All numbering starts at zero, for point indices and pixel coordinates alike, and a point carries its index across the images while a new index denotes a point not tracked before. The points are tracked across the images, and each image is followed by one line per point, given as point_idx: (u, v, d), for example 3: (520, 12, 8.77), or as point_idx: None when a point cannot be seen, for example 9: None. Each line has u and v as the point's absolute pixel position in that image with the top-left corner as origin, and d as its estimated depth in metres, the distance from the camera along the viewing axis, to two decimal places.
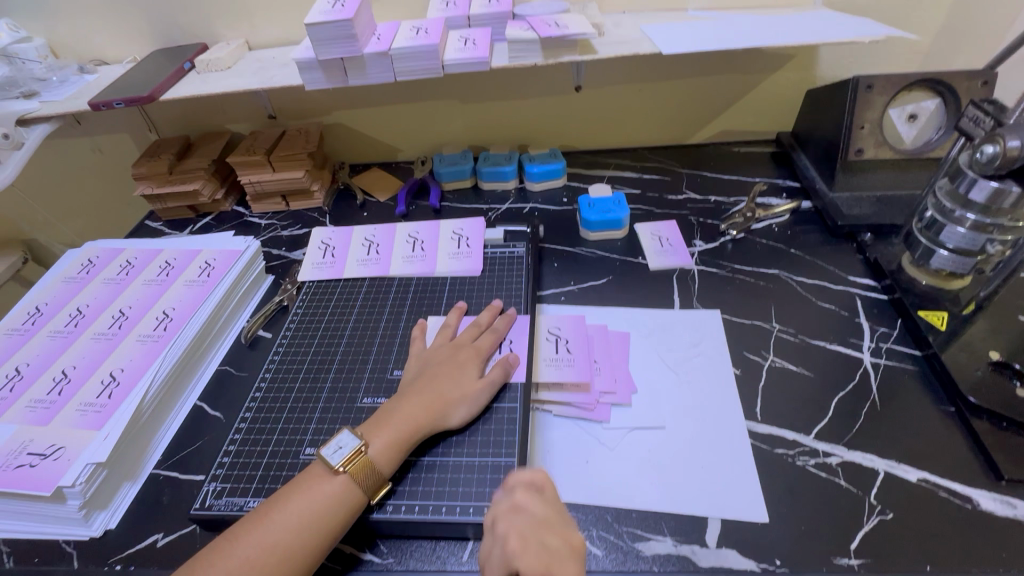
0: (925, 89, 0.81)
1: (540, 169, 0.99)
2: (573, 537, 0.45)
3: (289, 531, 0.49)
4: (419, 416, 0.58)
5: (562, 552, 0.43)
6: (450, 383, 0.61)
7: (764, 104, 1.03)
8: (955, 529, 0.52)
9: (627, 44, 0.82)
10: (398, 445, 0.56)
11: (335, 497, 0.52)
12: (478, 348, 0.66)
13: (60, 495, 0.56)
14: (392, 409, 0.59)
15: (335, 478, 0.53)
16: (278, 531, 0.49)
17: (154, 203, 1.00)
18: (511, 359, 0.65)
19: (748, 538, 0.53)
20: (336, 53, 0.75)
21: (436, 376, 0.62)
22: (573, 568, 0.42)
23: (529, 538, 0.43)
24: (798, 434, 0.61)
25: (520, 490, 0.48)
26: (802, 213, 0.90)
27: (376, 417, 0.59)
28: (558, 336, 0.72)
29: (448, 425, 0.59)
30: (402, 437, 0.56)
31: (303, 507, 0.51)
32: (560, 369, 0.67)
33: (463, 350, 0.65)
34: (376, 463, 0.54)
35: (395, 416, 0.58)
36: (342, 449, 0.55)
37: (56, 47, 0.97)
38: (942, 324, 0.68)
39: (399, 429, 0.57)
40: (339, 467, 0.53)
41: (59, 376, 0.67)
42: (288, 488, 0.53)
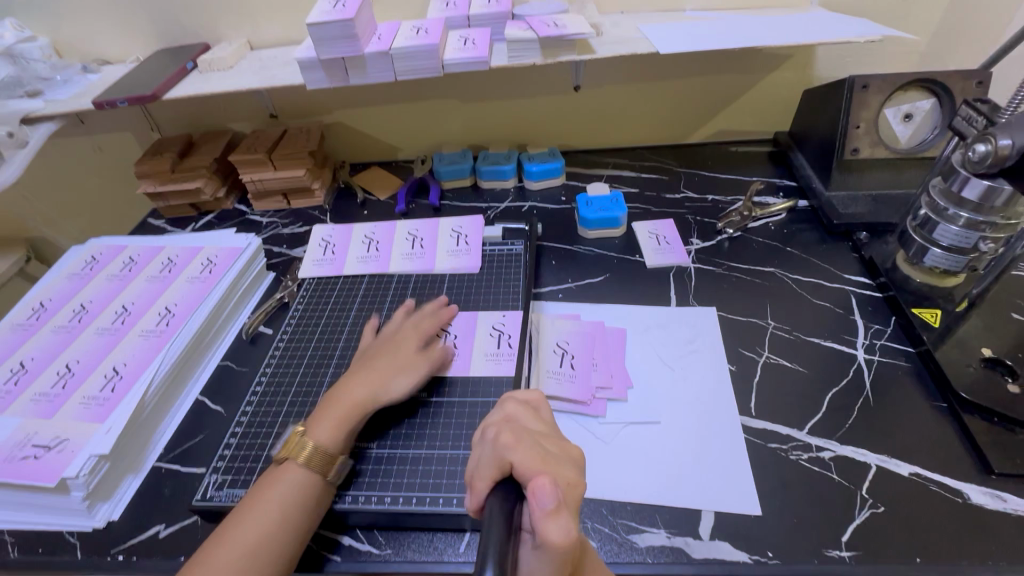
0: (920, 89, 0.82)
1: (539, 168, 1.00)
2: (570, 449, 0.42)
3: (261, 522, 0.50)
4: (358, 393, 0.60)
5: (558, 455, 0.40)
6: (386, 362, 0.63)
7: (762, 103, 1.04)
8: (946, 522, 0.53)
9: (625, 43, 0.83)
10: (341, 425, 0.58)
11: (297, 483, 0.53)
12: (414, 330, 0.68)
13: (64, 486, 0.57)
14: (334, 392, 0.61)
15: (285, 467, 0.55)
16: (249, 523, 0.50)
17: (157, 201, 1.01)
18: (445, 346, 0.68)
19: (741, 530, 0.54)
20: (336, 53, 0.76)
21: (371, 356, 0.64)
22: (570, 468, 0.39)
23: (524, 436, 0.41)
24: (791, 429, 0.61)
25: (513, 405, 0.46)
26: (798, 212, 0.91)
27: (322, 403, 0.60)
28: (565, 350, 0.70)
29: (388, 399, 0.61)
30: (342, 416, 0.58)
31: (268, 499, 0.52)
32: (561, 382, 0.66)
33: (398, 334, 0.68)
34: None
35: (332, 399, 0.60)
36: (285, 439, 0.56)
37: (60, 47, 0.98)
38: (936, 321, 0.69)
39: (339, 408, 0.59)
40: (282, 456, 0.55)
41: (63, 371, 0.68)
42: (256, 487, 0.54)
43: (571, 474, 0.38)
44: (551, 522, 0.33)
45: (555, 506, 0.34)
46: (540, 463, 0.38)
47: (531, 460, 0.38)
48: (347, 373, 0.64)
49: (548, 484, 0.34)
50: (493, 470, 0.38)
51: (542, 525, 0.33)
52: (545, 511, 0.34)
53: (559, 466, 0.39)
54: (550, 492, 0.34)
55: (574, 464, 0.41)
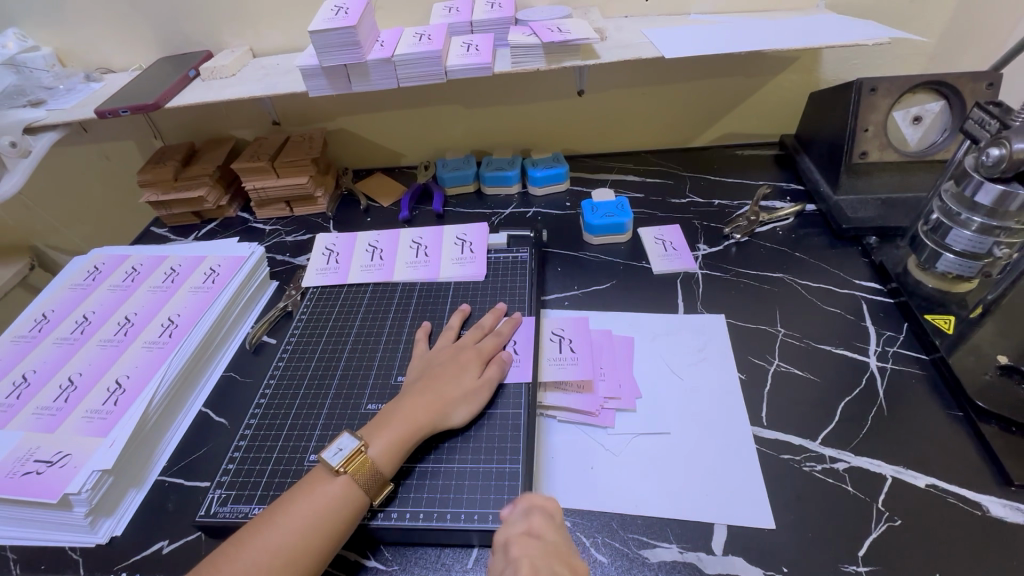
0: (929, 92, 0.81)
1: (543, 173, 0.99)
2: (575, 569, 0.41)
3: (294, 534, 0.49)
4: (420, 415, 0.58)
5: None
6: (450, 383, 0.61)
7: (768, 106, 1.03)
8: (965, 535, 0.52)
9: (629, 48, 0.82)
10: (399, 447, 0.56)
11: (337, 499, 0.52)
12: (480, 350, 0.66)
13: (66, 503, 0.57)
14: (393, 409, 0.59)
15: (335, 479, 0.53)
16: (283, 534, 0.49)
17: (159, 209, 1.00)
18: (507, 356, 0.66)
19: (754, 545, 0.52)
20: (339, 60, 0.76)
21: (438, 376, 0.62)
22: None
23: (540, 563, 0.45)
24: (804, 440, 0.60)
25: (537, 516, 0.49)
26: (806, 217, 0.90)
27: (378, 418, 0.59)
28: (562, 336, 0.72)
29: (448, 424, 0.60)
30: (401, 438, 0.57)
31: (306, 511, 0.51)
32: (562, 368, 0.67)
33: (465, 352, 0.66)
34: (377, 464, 0.54)
35: (396, 417, 0.58)
36: (343, 450, 0.55)
37: (63, 56, 0.98)
38: (950, 328, 0.68)
39: (400, 428, 0.57)
40: (340, 468, 0.53)
41: (65, 383, 0.68)
42: (289, 493, 0.53)
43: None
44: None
45: None
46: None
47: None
48: (412, 388, 0.62)
49: None
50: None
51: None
52: None
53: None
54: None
55: None
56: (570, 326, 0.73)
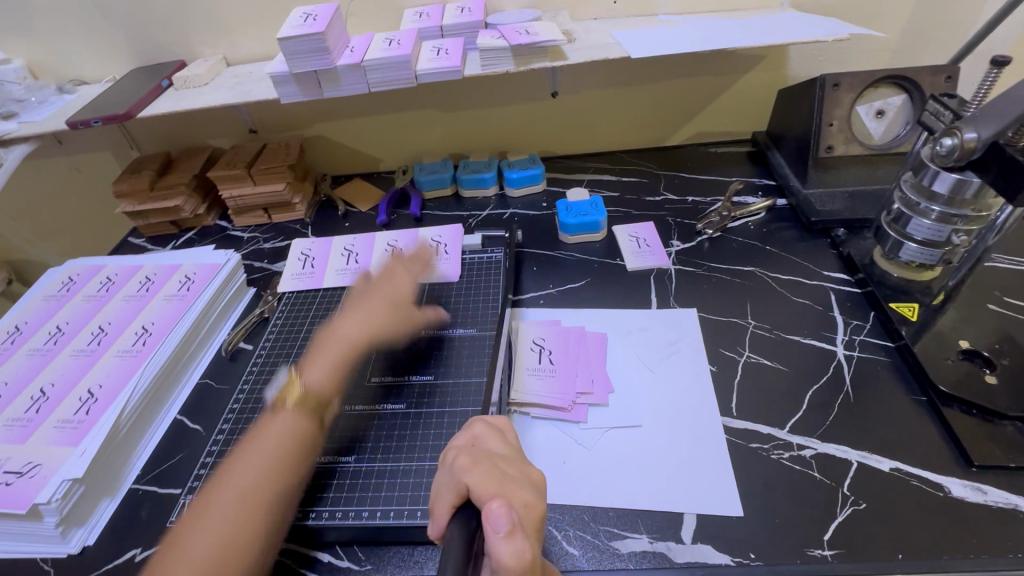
0: (890, 86, 0.83)
1: (518, 175, 1.00)
2: (531, 472, 0.41)
3: (250, 475, 0.53)
4: (353, 333, 0.67)
5: (517, 477, 0.39)
6: (360, 317, 0.69)
7: (739, 104, 1.05)
8: (927, 516, 0.53)
9: (598, 49, 0.83)
10: (339, 363, 0.64)
11: (283, 432, 0.56)
12: (393, 291, 0.73)
13: (37, 513, 0.56)
14: (320, 345, 0.66)
15: (284, 405, 0.59)
16: (243, 476, 0.52)
17: (136, 219, 1.00)
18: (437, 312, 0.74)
19: (723, 532, 0.53)
20: (308, 67, 0.76)
21: (364, 303, 0.71)
22: (528, 490, 0.38)
23: (481, 458, 0.39)
24: (773, 429, 0.61)
25: (481, 426, 0.46)
26: (777, 211, 0.92)
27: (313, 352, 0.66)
28: (542, 346, 0.71)
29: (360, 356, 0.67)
30: (336, 363, 0.64)
31: (260, 447, 0.55)
32: (542, 379, 0.67)
33: (388, 276, 0.75)
34: (314, 387, 0.61)
35: (326, 344, 0.66)
36: (282, 387, 0.61)
37: (35, 69, 0.98)
38: (914, 315, 0.69)
39: (333, 353, 0.65)
40: (282, 402, 0.59)
41: (37, 395, 0.67)
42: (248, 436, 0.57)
43: (529, 495, 0.37)
44: (506, 544, 0.32)
45: (509, 527, 0.33)
46: (496, 486, 0.36)
47: (486, 482, 0.36)
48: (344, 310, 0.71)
49: (501, 507, 0.34)
50: (451, 495, 0.37)
51: (497, 548, 0.32)
52: (500, 532, 0.33)
53: (517, 486, 0.38)
54: (504, 515, 0.33)
55: (534, 487, 0.39)
56: (551, 335, 0.73)
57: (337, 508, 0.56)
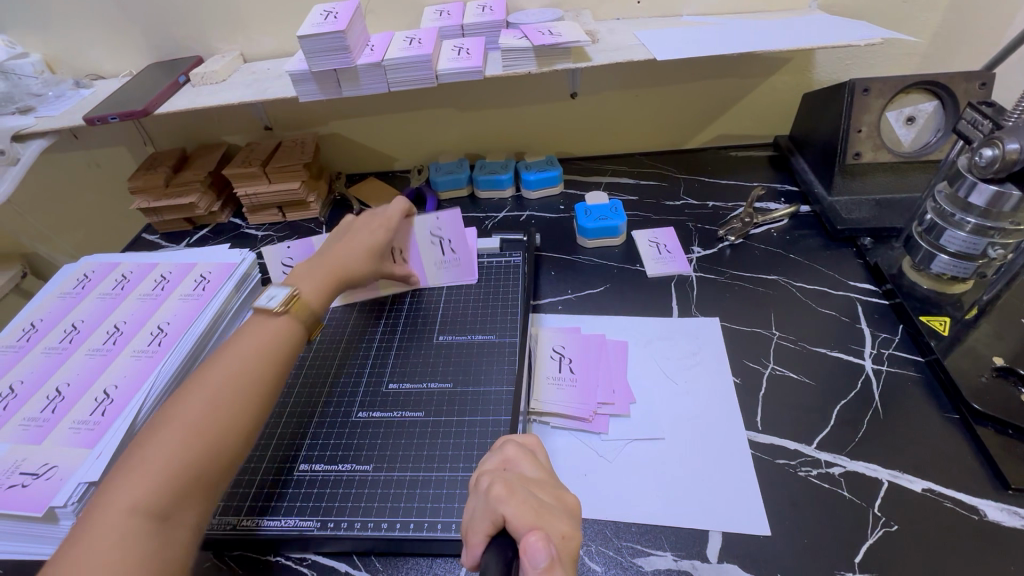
0: (922, 92, 0.81)
1: (536, 176, 0.99)
2: (566, 498, 0.41)
3: (212, 394, 0.52)
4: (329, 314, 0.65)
5: (553, 507, 0.39)
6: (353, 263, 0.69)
7: (762, 107, 1.03)
8: (962, 540, 0.51)
9: (621, 50, 0.82)
10: (332, 279, 0.66)
11: (262, 347, 0.57)
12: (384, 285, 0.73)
13: (53, 516, 0.56)
14: (308, 276, 0.65)
15: (265, 322, 0.59)
16: (201, 399, 0.51)
17: (151, 216, 1.00)
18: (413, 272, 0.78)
19: (750, 551, 0.52)
20: (328, 65, 0.75)
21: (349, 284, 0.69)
22: (566, 520, 0.38)
23: (516, 487, 0.40)
24: (800, 445, 0.60)
25: (512, 447, 0.46)
26: (801, 218, 0.90)
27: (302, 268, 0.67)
28: (562, 355, 0.70)
29: None
30: (328, 280, 0.66)
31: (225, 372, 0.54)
32: (562, 389, 0.66)
33: (375, 220, 0.74)
34: (309, 303, 0.63)
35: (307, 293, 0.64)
36: (275, 297, 0.62)
37: (52, 63, 0.97)
38: (945, 329, 0.67)
39: (327, 269, 0.67)
40: (280, 307, 0.60)
41: (53, 394, 0.67)
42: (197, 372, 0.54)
43: (565, 526, 0.38)
44: None
45: (549, 562, 0.33)
46: (532, 517, 0.36)
47: (522, 513, 0.36)
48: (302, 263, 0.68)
49: (540, 541, 0.33)
50: (487, 524, 0.37)
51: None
52: (538, 568, 0.32)
53: (553, 517, 0.38)
54: (543, 549, 0.33)
55: (570, 513, 0.39)
56: (571, 343, 0.72)
57: (350, 520, 0.55)
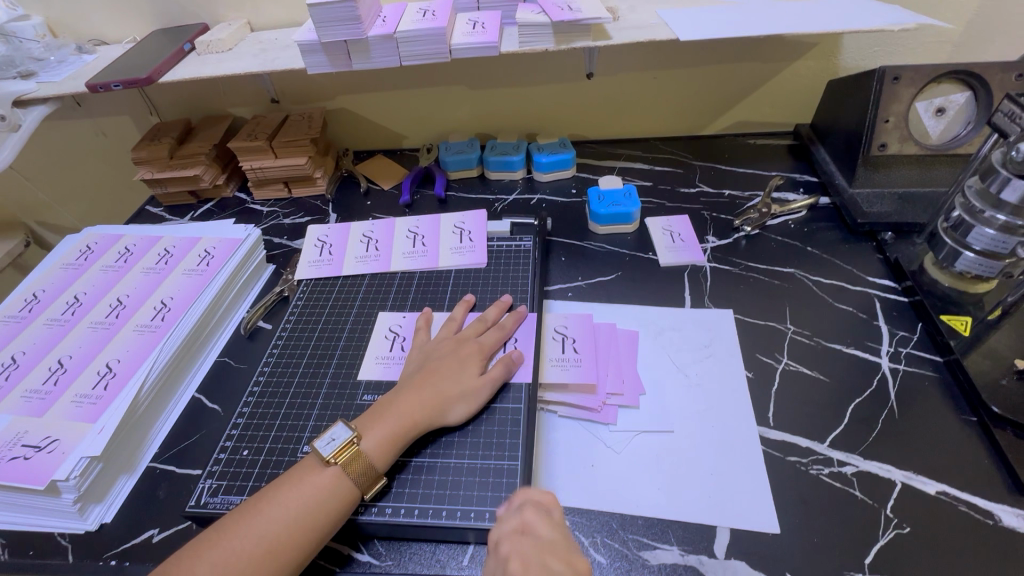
0: (955, 82, 0.77)
1: (548, 159, 0.96)
2: (578, 563, 0.44)
3: (276, 524, 0.48)
4: (416, 410, 0.57)
5: None
6: (449, 378, 0.60)
7: (784, 93, 0.99)
8: (975, 545, 0.50)
9: (643, 29, 0.78)
10: (391, 442, 0.55)
11: (327, 489, 0.51)
12: (481, 344, 0.64)
13: (54, 489, 0.55)
14: (389, 403, 0.58)
15: (325, 469, 0.52)
16: (265, 522, 0.48)
17: (155, 187, 0.98)
18: (514, 357, 0.63)
19: (759, 549, 0.51)
20: (338, 36, 0.72)
21: (437, 370, 0.60)
22: None
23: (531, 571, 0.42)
24: (812, 442, 0.59)
25: (530, 509, 0.48)
26: (819, 210, 0.87)
27: (374, 410, 0.57)
28: (565, 335, 0.69)
29: (446, 422, 0.58)
30: (396, 430, 0.55)
31: (292, 500, 0.50)
32: (566, 370, 0.64)
33: (466, 345, 0.64)
34: (370, 457, 0.53)
35: (391, 411, 0.57)
36: (335, 440, 0.54)
37: (53, 26, 0.94)
38: (965, 329, 0.66)
39: (394, 422, 0.56)
40: (330, 459, 0.52)
41: (55, 366, 0.66)
42: (276, 484, 0.52)
43: None
44: None
45: None
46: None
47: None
48: (415, 373, 0.61)
49: None
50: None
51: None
52: None
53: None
54: None
55: None
56: (573, 323, 0.71)
57: (386, 505, 0.53)
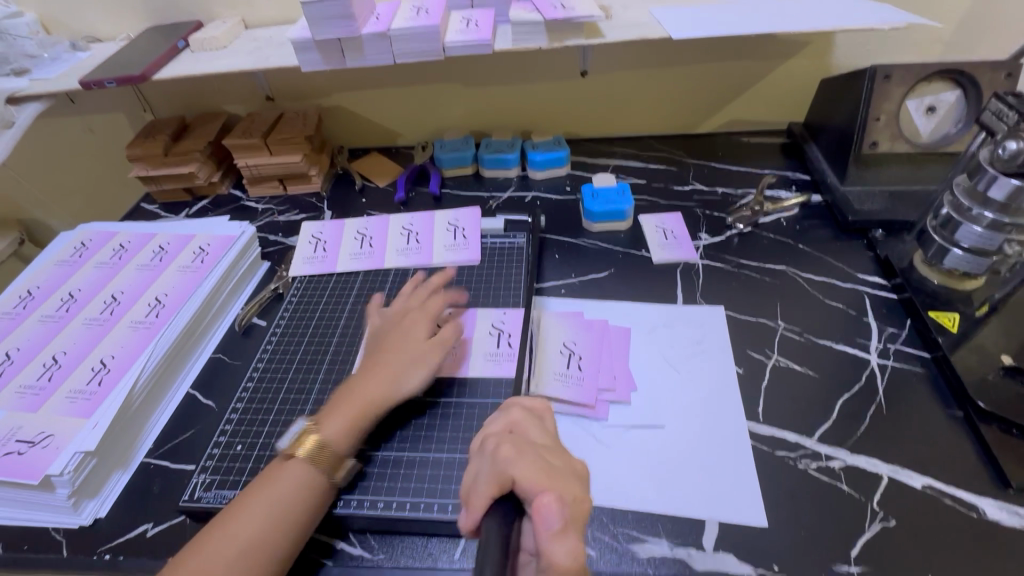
0: (944, 81, 0.78)
1: (543, 157, 0.97)
2: (575, 464, 0.42)
3: (256, 522, 0.48)
4: (372, 385, 0.58)
5: (562, 471, 0.40)
6: (398, 352, 0.61)
7: (777, 91, 1.00)
8: (959, 537, 0.51)
9: (636, 27, 0.79)
10: (352, 426, 0.55)
11: (303, 481, 0.51)
12: (426, 315, 0.66)
13: (49, 484, 0.56)
14: (349, 387, 0.59)
15: (295, 463, 0.53)
16: (251, 519, 0.48)
17: (149, 185, 0.98)
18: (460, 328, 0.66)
19: (747, 542, 0.52)
20: (332, 33, 0.72)
21: (385, 347, 0.62)
22: (575, 483, 0.40)
23: (526, 450, 0.41)
24: (800, 437, 0.59)
25: (518, 412, 0.47)
26: (811, 208, 0.88)
27: (331, 400, 0.58)
28: (572, 352, 0.68)
29: (404, 394, 0.59)
30: (347, 408, 0.56)
31: (272, 494, 0.50)
32: (567, 386, 0.64)
33: (408, 320, 0.66)
34: (330, 438, 0.54)
35: (343, 392, 0.58)
36: (293, 433, 0.55)
37: (47, 24, 0.94)
38: (953, 326, 0.66)
39: (346, 401, 0.57)
40: (291, 450, 0.53)
41: (49, 362, 0.66)
42: (255, 482, 0.52)
43: (577, 489, 0.39)
44: (557, 543, 0.34)
45: (562, 526, 0.34)
46: (544, 479, 0.38)
47: (533, 475, 0.38)
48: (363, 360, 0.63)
49: (553, 504, 0.35)
50: (492, 486, 0.37)
51: (549, 545, 0.34)
52: (551, 530, 0.34)
53: (564, 480, 0.39)
54: (556, 512, 0.34)
55: (579, 479, 0.41)
56: (584, 339, 0.69)
57: (379, 498, 0.54)
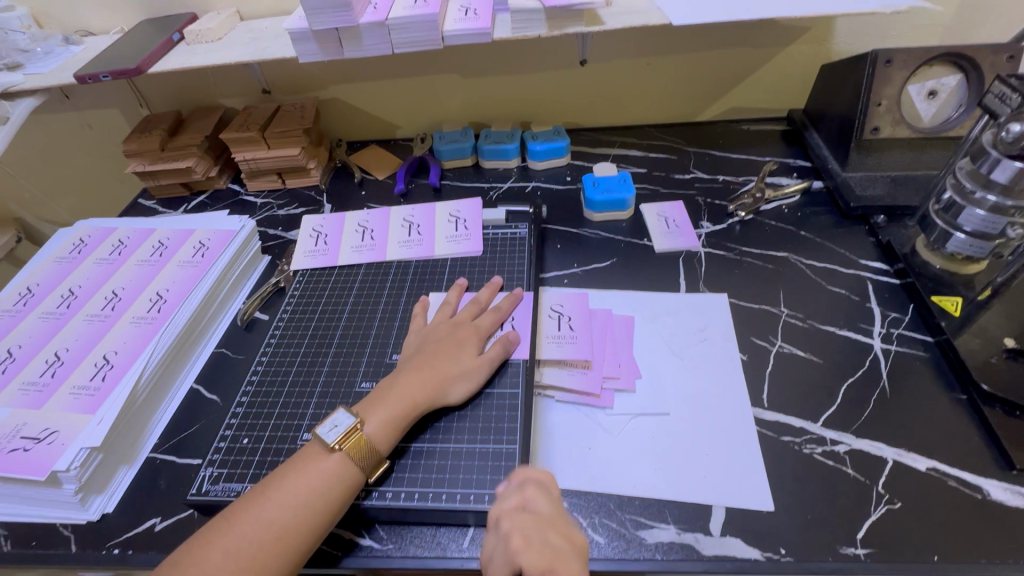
0: (946, 65, 0.78)
1: (543, 146, 0.96)
2: (576, 537, 0.47)
3: (285, 510, 0.49)
4: (418, 390, 0.58)
5: (564, 549, 0.45)
6: (450, 359, 0.60)
7: (777, 78, 0.99)
8: (964, 518, 0.51)
9: (635, 14, 0.78)
10: (394, 423, 0.55)
11: (333, 474, 0.51)
12: (478, 326, 0.65)
13: (55, 480, 0.56)
14: (391, 385, 0.58)
15: (330, 456, 0.52)
16: (277, 509, 0.48)
17: (147, 180, 0.97)
18: (512, 337, 0.64)
19: (754, 527, 0.52)
20: (329, 23, 0.72)
21: (436, 352, 0.61)
22: (576, 562, 0.44)
23: (532, 536, 0.46)
24: (805, 422, 0.60)
25: (526, 473, 0.52)
26: (813, 194, 0.88)
27: (375, 394, 0.58)
28: (561, 313, 0.71)
29: (448, 401, 0.59)
30: (399, 413, 0.56)
31: (300, 485, 0.50)
32: (572, 374, 0.64)
33: (463, 328, 0.64)
34: (374, 442, 0.54)
35: (393, 394, 0.57)
36: (338, 427, 0.54)
37: (39, 17, 0.93)
38: (956, 310, 0.66)
39: (397, 405, 0.56)
40: (335, 445, 0.53)
41: (52, 359, 0.66)
42: (282, 470, 0.52)
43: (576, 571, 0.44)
44: None
45: None
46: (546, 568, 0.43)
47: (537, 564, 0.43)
48: (411, 357, 0.62)
49: None
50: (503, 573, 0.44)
51: None
52: None
53: (565, 563, 0.44)
54: None
55: (580, 553, 0.46)
56: (569, 303, 0.72)
57: (387, 489, 0.54)
